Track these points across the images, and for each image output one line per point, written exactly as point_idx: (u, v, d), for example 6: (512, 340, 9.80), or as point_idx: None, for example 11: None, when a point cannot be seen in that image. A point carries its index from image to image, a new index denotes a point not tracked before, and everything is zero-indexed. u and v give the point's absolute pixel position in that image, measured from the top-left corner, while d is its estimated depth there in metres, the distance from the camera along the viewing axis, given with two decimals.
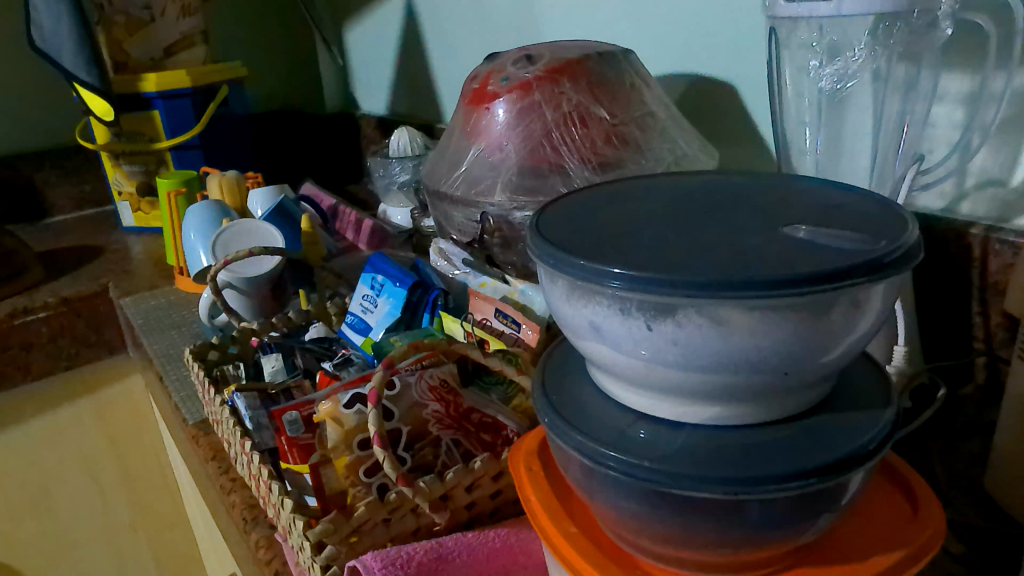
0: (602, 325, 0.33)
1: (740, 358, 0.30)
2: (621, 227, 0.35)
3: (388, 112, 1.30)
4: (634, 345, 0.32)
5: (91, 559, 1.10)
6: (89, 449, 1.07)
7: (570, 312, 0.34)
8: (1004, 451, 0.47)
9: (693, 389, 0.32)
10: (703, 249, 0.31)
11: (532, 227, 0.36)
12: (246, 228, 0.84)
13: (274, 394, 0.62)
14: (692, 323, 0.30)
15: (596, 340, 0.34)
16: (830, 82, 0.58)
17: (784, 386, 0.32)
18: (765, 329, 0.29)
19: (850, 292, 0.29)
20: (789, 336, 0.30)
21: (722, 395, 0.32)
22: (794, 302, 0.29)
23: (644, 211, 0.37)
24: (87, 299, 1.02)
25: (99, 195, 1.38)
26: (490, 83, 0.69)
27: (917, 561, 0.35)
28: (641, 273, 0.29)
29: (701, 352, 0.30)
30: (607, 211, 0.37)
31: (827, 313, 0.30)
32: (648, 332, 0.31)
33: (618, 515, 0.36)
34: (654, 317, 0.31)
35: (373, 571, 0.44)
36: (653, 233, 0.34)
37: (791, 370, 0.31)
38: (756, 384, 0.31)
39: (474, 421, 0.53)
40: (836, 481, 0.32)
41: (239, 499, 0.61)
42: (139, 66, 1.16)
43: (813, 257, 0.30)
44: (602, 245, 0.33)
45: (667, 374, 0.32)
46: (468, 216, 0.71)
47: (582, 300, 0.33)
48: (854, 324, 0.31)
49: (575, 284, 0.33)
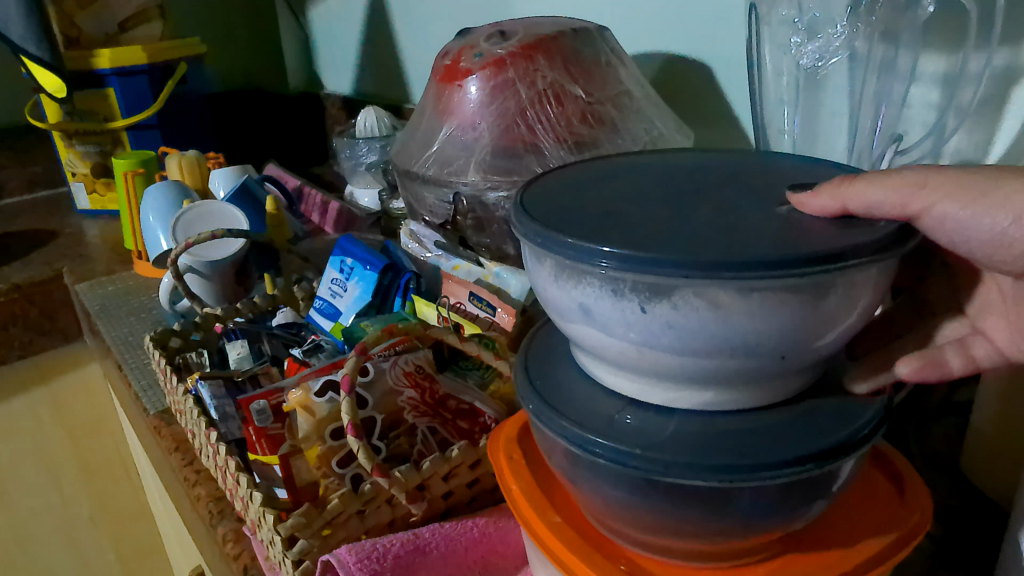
0: (593, 307, 0.31)
1: (737, 342, 0.29)
2: (611, 205, 0.33)
3: (354, 92, 1.27)
4: (626, 328, 0.30)
5: (50, 553, 1.05)
6: (45, 442, 1.04)
7: (557, 295, 0.33)
8: (981, 433, 0.47)
9: (686, 374, 0.31)
10: (696, 228, 0.30)
11: (518, 204, 0.34)
12: (206, 209, 0.80)
13: (239, 381, 0.60)
14: (688, 305, 0.29)
15: (585, 324, 0.32)
16: (811, 59, 0.57)
17: (778, 371, 0.31)
18: (763, 310, 0.28)
19: (848, 275, 0.28)
20: (788, 318, 0.28)
21: (718, 380, 0.31)
22: (795, 283, 0.27)
23: (633, 189, 0.35)
24: (41, 285, 0.98)
25: (52, 177, 1.33)
26: (462, 60, 0.67)
27: (907, 546, 0.35)
28: (635, 252, 0.28)
29: (697, 335, 0.29)
30: (595, 189, 0.36)
31: (825, 296, 0.29)
32: (641, 314, 0.30)
33: (605, 505, 0.35)
34: (648, 298, 0.29)
35: (348, 565, 0.42)
36: (643, 212, 0.32)
37: (788, 353, 0.30)
38: (753, 368, 0.30)
39: (451, 408, 0.51)
40: (829, 467, 0.31)
41: (204, 491, 0.59)
42: (92, 41, 1.11)
43: (811, 237, 0.29)
44: (593, 224, 0.31)
45: (661, 359, 0.31)
46: (439, 197, 0.68)
47: (571, 281, 0.31)
48: (850, 308, 0.30)
49: (565, 267, 0.31)
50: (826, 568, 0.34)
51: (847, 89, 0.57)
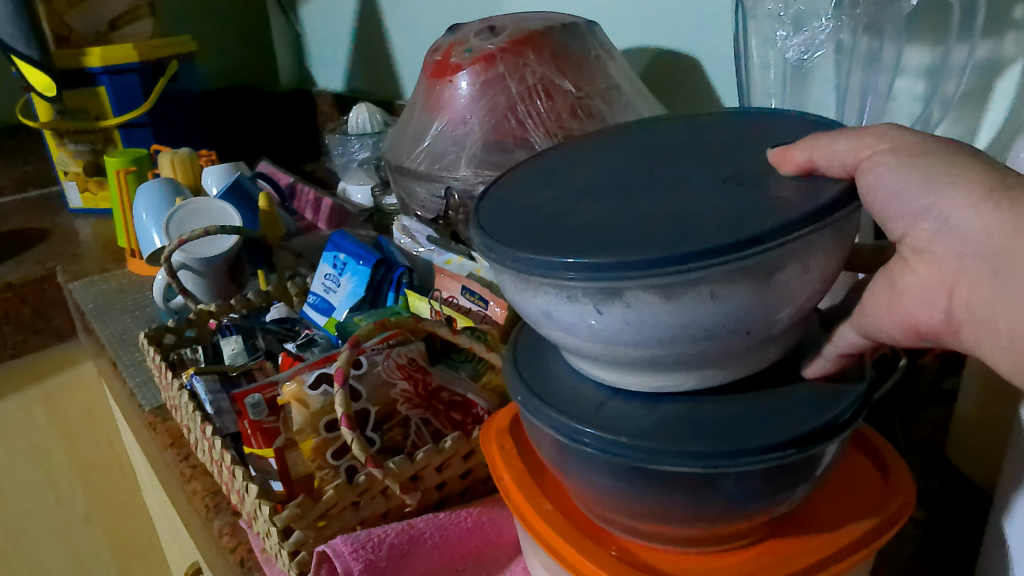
0: (554, 311, 0.32)
1: (696, 329, 0.29)
2: (565, 204, 0.34)
3: (345, 89, 1.27)
4: (587, 328, 0.31)
5: (45, 552, 1.05)
6: (39, 440, 1.04)
7: (522, 302, 0.33)
8: (966, 419, 0.48)
9: (653, 361, 0.31)
10: (645, 217, 0.31)
11: (473, 220, 0.35)
12: (199, 206, 0.81)
13: (234, 376, 0.60)
14: (641, 302, 0.29)
15: (551, 326, 0.33)
16: (796, 53, 0.58)
17: (746, 346, 0.31)
18: (718, 297, 0.29)
19: (799, 246, 0.29)
20: (745, 298, 0.29)
21: (686, 363, 0.31)
22: (744, 266, 0.28)
23: (592, 179, 0.36)
24: (33, 283, 0.98)
25: (44, 176, 1.33)
26: (452, 55, 0.67)
27: (890, 529, 0.36)
28: (580, 259, 0.28)
29: (655, 326, 0.30)
30: (552, 186, 0.36)
31: (779, 271, 0.29)
32: (599, 316, 0.30)
33: (595, 493, 0.36)
34: (602, 301, 0.30)
35: (343, 555, 0.43)
36: (600, 205, 0.33)
37: (753, 328, 0.30)
38: (720, 349, 0.31)
39: (443, 400, 0.52)
40: (812, 451, 0.32)
41: (201, 486, 0.59)
42: (82, 39, 1.11)
43: (754, 212, 0.29)
44: (543, 232, 0.32)
45: (626, 352, 0.31)
46: (432, 192, 0.69)
47: (528, 290, 0.32)
48: (812, 277, 0.30)
49: (519, 278, 0.32)
50: (810, 553, 0.35)
51: (834, 83, 0.58)
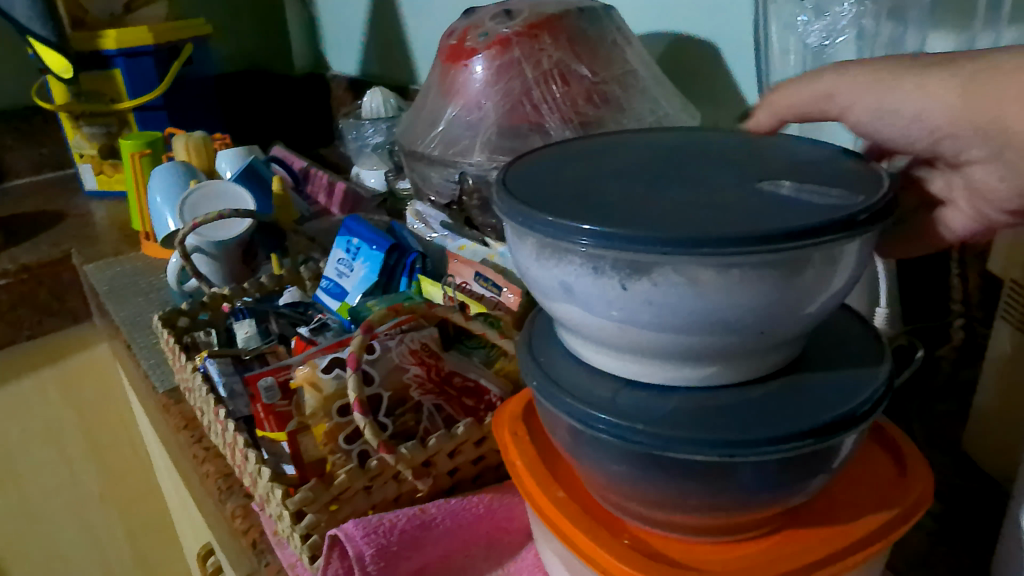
0: (574, 285, 0.31)
1: (716, 317, 0.29)
2: (592, 183, 0.33)
3: (359, 73, 1.27)
4: (607, 306, 0.31)
5: (60, 532, 1.07)
6: (54, 420, 1.05)
7: (540, 273, 0.33)
8: (984, 411, 0.48)
9: (668, 349, 0.31)
10: (672, 205, 0.30)
11: (501, 185, 0.34)
12: (213, 190, 0.81)
13: (247, 360, 0.61)
14: (668, 282, 0.29)
15: (567, 302, 0.33)
16: (817, 38, 0.57)
17: (759, 346, 0.31)
18: (740, 287, 0.28)
19: (826, 250, 0.28)
20: (764, 294, 0.29)
21: (697, 356, 0.31)
22: (770, 259, 0.28)
23: (618, 166, 0.35)
24: (50, 266, 0.99)
25: (59, 159, 1.33)
26: (467, 39, 0.67)
27: (907, 521, 0.35)
28: (614, 230, 0.28)
29: (678, 308, 0.29)
30: (579, 166, 0.36)
31: (801, 271, 0.29)
32: (621, 292, 0.30)
33: (608, 480, 0.36)
34: (628, 276, 0.29)
35: (354, 539, 0.43)
36: (626, 189, 0.32)
37: (767, 329, 0.30)
38: (731, 343, 0.30)
39: (456, 386, 0.52)
40: (830, 441, 0.31)
41: (214, 468, 0.60)
42: (98, 23, 1.10)
43: (784, 211, 0.29)
44: (576, 204, 0.31)
45: (642, 336, 0.31)
46: (445, 177, 0.69)
47: (553, 259, 0.31)
48: (828, 282, 0.30)
49: (548, 245, 0.31)
50: (826, 543, 0.35)
51: None
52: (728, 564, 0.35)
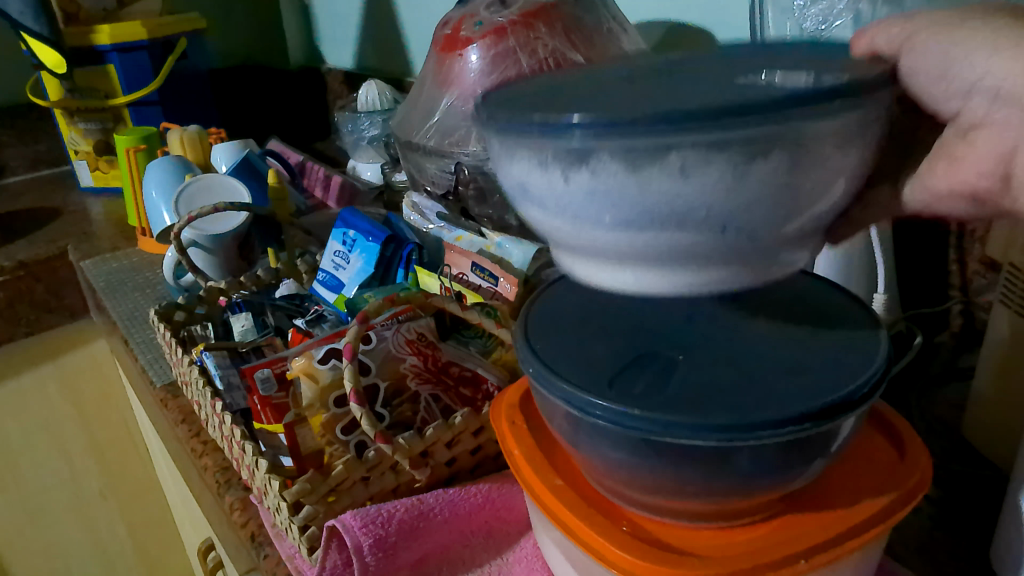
0: (527, 185, 0.28)
1: (668, 211, 0.25)
2: (573, 89, 0.31)
3: (355, 66, 1.26)
4: (557, 206, 0.28)
5: (61, 527, 1.07)
6: (54, 416, 1.05)
7: (504, 182, 0.30)
8: (984, 396, 0.47)
9: (623, 257, 0.27)
10: (642, 100, 0.27)
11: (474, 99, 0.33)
12: (208, 184, 0.81)
13: (243, 352, 0.60)
14: (609, 169, 0.25)
15: (528, 208, 0.30)
16: (814, 23, 0.56)
17: (732, 253, 0.27)
18: (695, 175, 0.25)
19: (803, 132, 0.24)
20: (726, 180, 0.25)
21: (651, 227, 0.26)
22: (726, 137, 0.24)
23: (615, 76, 0.32)
24: (46, 262, 0.99)
25: (56, 155, 1.33)
26: (462, 28, 0.66)
27: (905, 505, 0.35)
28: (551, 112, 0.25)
29: (620, 146, 0.25)
30: (574, 77, 0.33)
31: (779, 156, 0.25)
32: (565, 184, 0.27)
33: (606, 467, 0.35)
34: (569, 165, 0.26)
35: (352, 530, 0.43)
36: (603, 92, 0.29)
37: (739, 227, 0.26)
38: (689, 209, 0.25)
39: (453, 375, 0.52)
40: (829, 425, 0.31)
41: (211, 461, 0.59)
42: (90, 17, 1.08)
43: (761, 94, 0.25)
44: (534, 107, 0.29)
45: (595, 240, 0.27)
46: (442, 167, 0.68)
47: (507, 156, 0.29)
48: (827, 183, 0.26)
49: (499, 137, 0.28)
50: (824, 529, 0.35)
51: None
52: (726, 550, 0.34)
